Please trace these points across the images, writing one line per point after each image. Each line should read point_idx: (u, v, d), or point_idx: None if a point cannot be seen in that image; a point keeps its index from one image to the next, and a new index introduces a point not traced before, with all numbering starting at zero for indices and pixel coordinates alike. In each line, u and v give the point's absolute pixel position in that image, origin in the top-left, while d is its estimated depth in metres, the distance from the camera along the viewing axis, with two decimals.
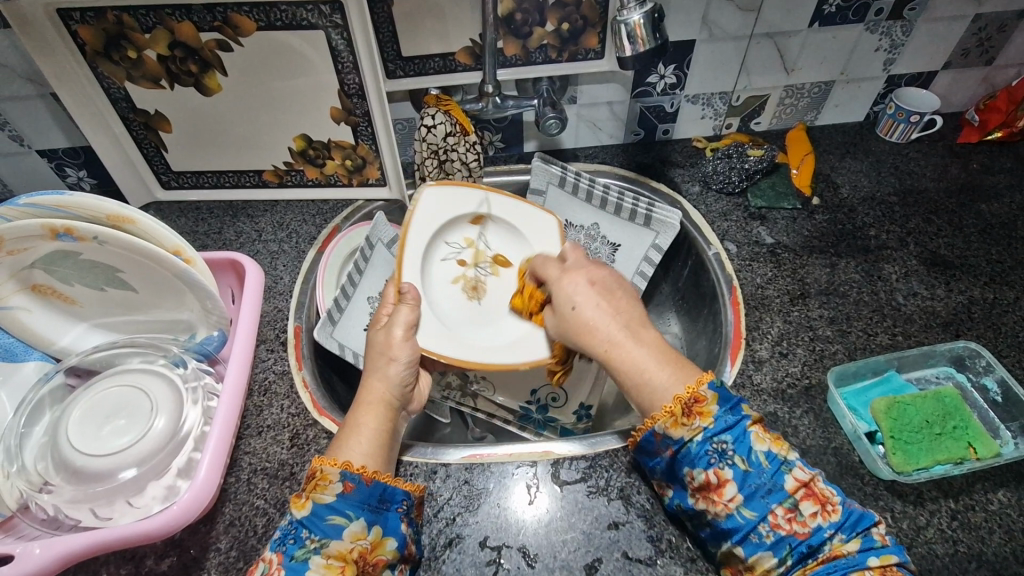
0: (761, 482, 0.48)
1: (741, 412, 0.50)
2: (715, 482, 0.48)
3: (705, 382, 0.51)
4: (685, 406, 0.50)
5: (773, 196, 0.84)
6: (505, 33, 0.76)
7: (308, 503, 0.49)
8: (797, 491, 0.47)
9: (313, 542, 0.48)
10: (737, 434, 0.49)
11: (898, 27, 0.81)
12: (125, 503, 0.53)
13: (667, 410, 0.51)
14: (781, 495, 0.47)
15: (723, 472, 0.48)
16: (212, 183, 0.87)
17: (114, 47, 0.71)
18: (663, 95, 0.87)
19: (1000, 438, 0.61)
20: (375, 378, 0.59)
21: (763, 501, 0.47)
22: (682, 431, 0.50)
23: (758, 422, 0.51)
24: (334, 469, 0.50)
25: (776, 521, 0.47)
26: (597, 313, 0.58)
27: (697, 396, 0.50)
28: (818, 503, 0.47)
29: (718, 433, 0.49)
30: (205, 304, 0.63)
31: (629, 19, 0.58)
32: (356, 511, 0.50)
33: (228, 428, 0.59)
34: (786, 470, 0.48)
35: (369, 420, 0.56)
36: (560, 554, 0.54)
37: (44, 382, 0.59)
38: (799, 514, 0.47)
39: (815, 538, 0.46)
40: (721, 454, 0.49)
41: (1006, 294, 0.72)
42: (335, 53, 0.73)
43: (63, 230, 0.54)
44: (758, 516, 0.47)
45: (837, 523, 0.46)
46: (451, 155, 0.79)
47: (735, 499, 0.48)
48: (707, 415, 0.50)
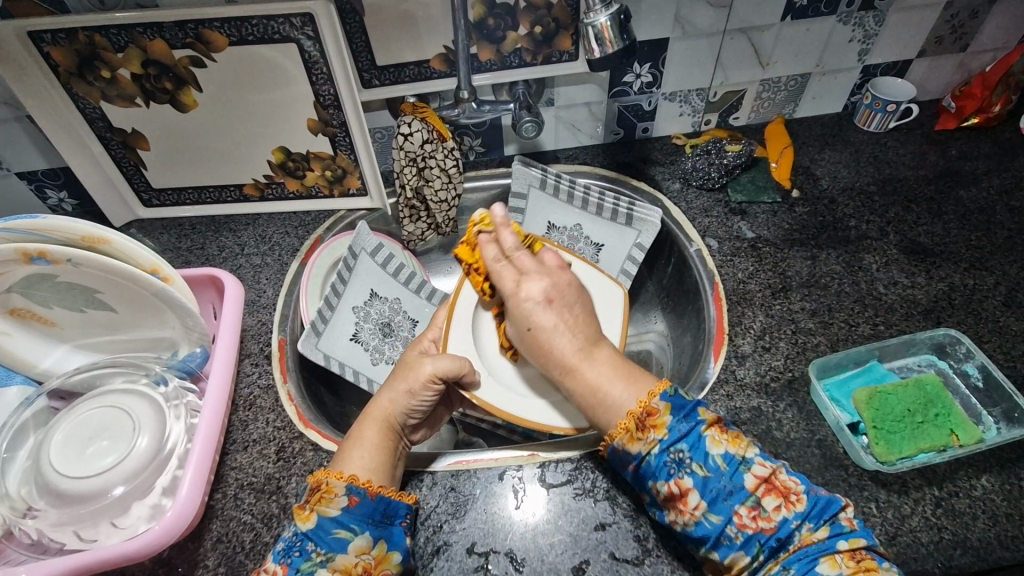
0: (721, 485, 0.48)
1: (695, 417, 0.50)
2: (678, 493, 0.48)
3: (658, 393, 0.51)
4: (639, 421, 0.50)
5: (753, 190, 0.84)
6: (479, 38, 0.77)
7: (312, 516, 0.50)
8: (757, 488, 0.48)
9: (318, 556, 0.49)
10: (692, 441, 0.49)
11: (870, 17, 0.81)
12: (110, 523, 0.53)
13: (622, 426, 0.50)
14: (742, 494, 0.48)
15: (684, 481, 0.48)
16: (194, 199, 0.87)
17: (88, 68, 0.71)
18: (641, 94, 0.87)
19: (982, 423, 0.61)
20: (386, 391, 0.58)
21: (727, 503, 0.48)
22: (638, 446, 0.50)
23: (714, 424, 0.51)
24: (340, 482, 0.51)
25: (742, 521, 0.47)
26: (553, 331, 0.54)
27: (649, 409, 0.50)
28: (780, 497, 0.47)
29: (673, 442, 0.49)
30: (186, 321, 0.63)
31: (597, 21, 0.58)
32: (361, 526, 0.50)
33: (210, 444, 0.58)
34: (744, 469, 0.48)
35: (374, 435, 0.56)
36: (547, 557, 0.55)
37: (25, 406, 0.59)
38: (762, 510, 0.47)
39: (782, 531, 0.46)
40: (680, 463, 0.49)
41: (986, 280, 0.73)
42: (309, 65, 0.74)
43: (36, 253, 0.54)
44: (724, 519, 0.47)
45: (803, 513, 0.47)
46: (429, 162, 0.79)
47: (700, 506, 0.48)
48: (660, 426, 0.50)
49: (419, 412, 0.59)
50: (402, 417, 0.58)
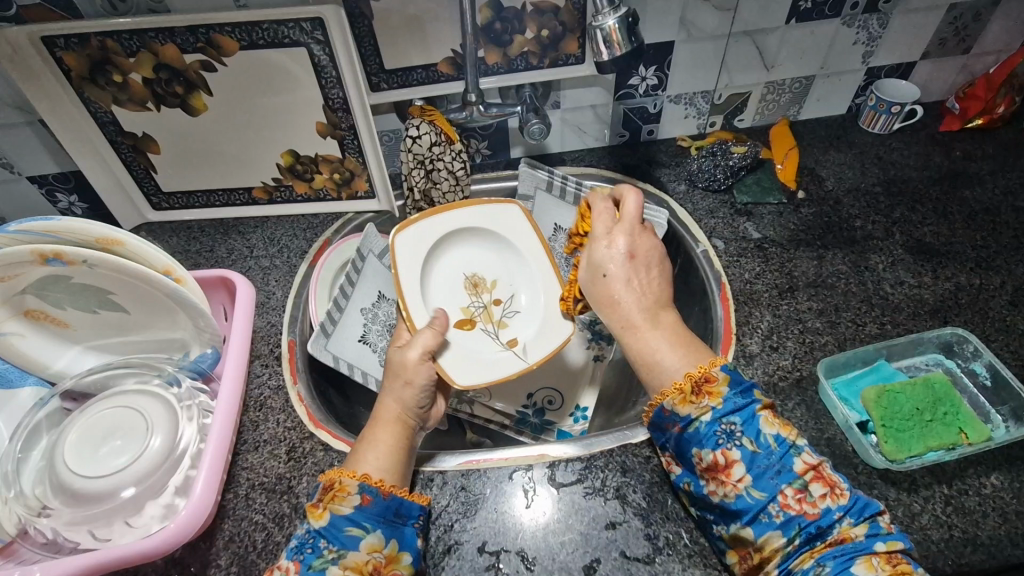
0: (769, 462, 0.49)
1: (753, 395, 0.51)
2: (723, 462, 0.49)
3: (719, 363, 0.53)
4: (695, 384, 0.52)
5: (759, 191, 0.85)
6: (486, 42, 0.77)
7: (325, 514, 0.50)
8: (806, 473, 0.48)
9: (330, 553, 0.49)
10: (746, 415, 0.50)
11: (874, 20, 0.82)
12: (123, 522, 0.54)
13: (677, 386, 0.52)
14: (790, 476, 0.48)
15: (731, 452, 0.49)
16: (203, 202, 0.88)
17: (100, 72, 0.72)
18: (646, 96, 0.88)
19: (991, 422, 0.61)
20: (389, 396, 0.60)
21: (773, 481, 0.48)
22: (690, 408, 0.51)
23: (769, 407, 0.52)
24: (353, 481, 0.52)
25: (785, 501, 0.48)
26: (628, 283, 0.58)
27: (708, 375, 0.52)
28: (827, 486, 0.48)
29: (726, 413, 0.50)
30: (197, 322, 0.64)
31: (605, 24, 0.59)
32: (374, 524, 0.51)
33: (223, 445, 0.59)
34: (795, 453, 0.49)
35: (387, 437, 0.57)
36: (558, 556, 0.55)
37: (39, 406, 0.60)
38: (808, 495, 0.48)
39: (824, 519, 0.47)
40: (730, 434, 0.50)
41: (992, 279, 0.73)
42: (318, 69, 0.74)
43: (52, 255, 0.54)
44: (767, 496, 0.48)
45: (845, 507, 0.47)
46: (437, 164, 0.79)
47: (743, 478, 0.49)
48: (716, 394, 0.51)
49: (427, 404, 0.61)
50: (411, 412, 0.59)
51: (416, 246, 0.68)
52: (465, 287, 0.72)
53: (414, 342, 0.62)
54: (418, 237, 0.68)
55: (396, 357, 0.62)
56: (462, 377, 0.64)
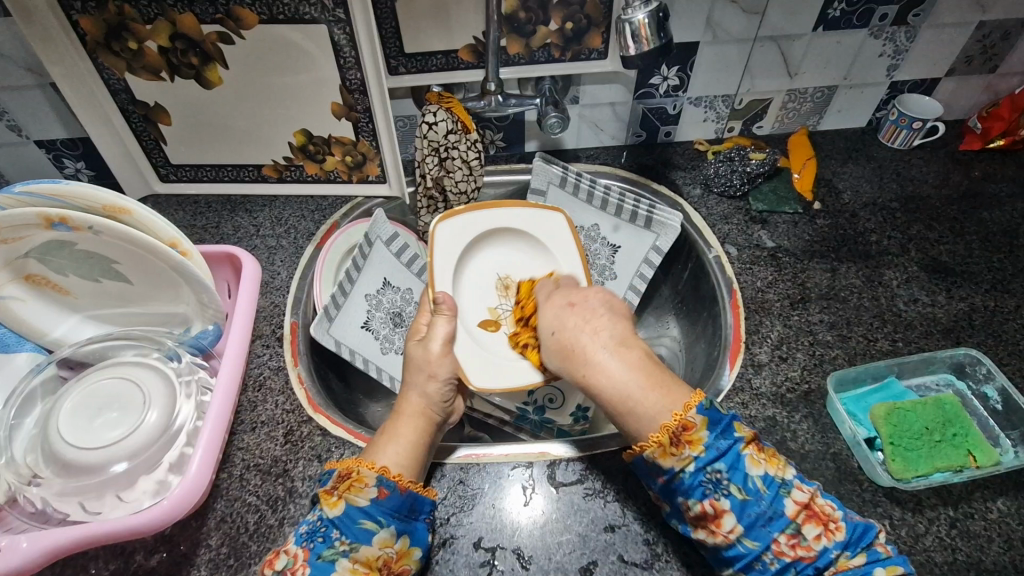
0: (759, 509, 0.47)
1: (733, 435, 0.48)
2: (712, 513, 0.47)
3: (693, 406, 0.48)
4: (672, 435, 0.48)
5: (774, 200, 0.84)
6: (508, 31, 0.76)
7: (341, 503, 0.49)
8: (798, 515, 0.47)
9: (341, 544, 0.48)
10: (730, 461, 0.47)
11: (902, 33, 0.81)
12: (115, 496, 0.53)
13: (654, 440, 0.48)
14: (782, 522, 0.46)
15: (719, 503, 0.47)
16: (211, 176, 0.87)
17: (115, 38, 0.71)
18: (666, 96, 0.86)
19: (1000, 446, 0.60)
20: (413, 389, 0.59)
21: (764, 529, 0.47)
22: (672, 462, 0.48)
23: (752, 441, 0.49)
24: (372, 473, 0.51)
25: (780, 548, 0.46)
26: (580, 329, 0.53)
27: (684, 422, 0.48)
28: (820, 524, 0.47)
29: (710, 462, 0.47)
30: (201, 298, 0.62)
31: (634, 18, 0.57)
32: (388, 519, 0.50)
33: (220, 423, 0.57)
34: (785, 493, 0.47)
35: (408, 432, 0.56)
36: (554, 556, 0.54)
37: (35, 373, 0.59)
38: (802, 538, 0.46)
39: (821, 560, 0.46)
40: (717, 484, 0.47)
41: (1007, 302, 0.72)
42: (337, 49, 0.73)
43: (58, 219, 0.53)
44: (761, 545, 0.47)
45: (842, 541, 0.46)
46: (452, 153, 0.78)
47: (734, 529, 0.47)
48: (697, 443, 0.47)
49: (449, 399, 0.60)
50: (436, 411, 0.58)
51: (454, 240, 0.67)
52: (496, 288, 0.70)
53: (432, 334, 0.61)
54: (455, 232, 0.67)
55: (415, 351, 0.61)
56: (483, 381, 0.63)
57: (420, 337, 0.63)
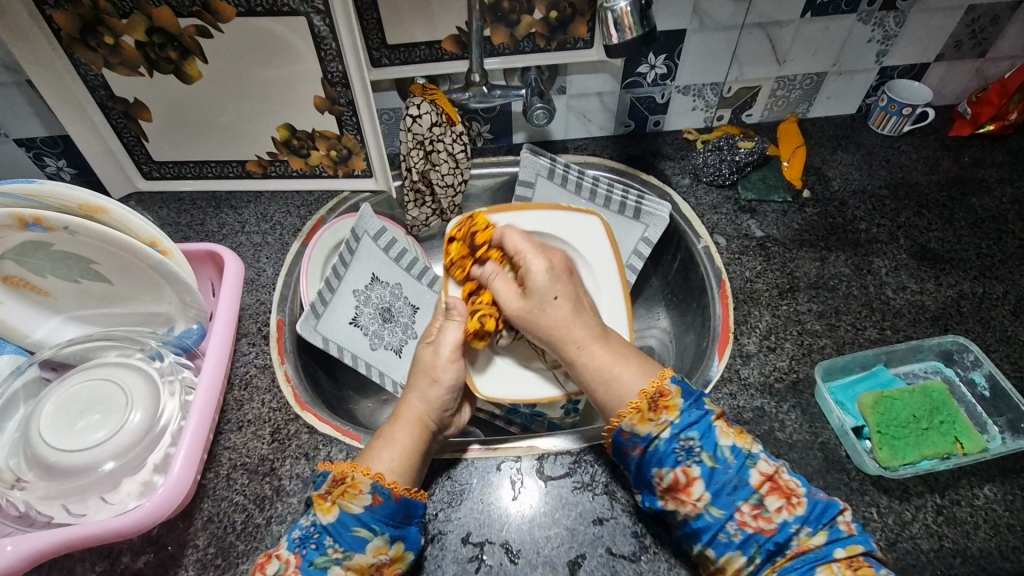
0: (726, 478, 0.48)
1: (705, 406, 0.50)
2: (683, 481, 0.48)
3: (669, 376, 0.51)
4: (651, 401, 0.50)
5: (764, 188, 0.83)
6: (492, 21, 0.75)
7: (334, 509, 0.49)
8: (762, 486, 0.47)
9: (335, 551, 0.48)
10: (702, 429, 0.49)
11: (891, 17, 0.80)
12: (99, 498, 0.52)
13: (634, 406, 0.50)
14: (748, 492, 0.47)
15: (691, 470, 0.48)
16: (195, 173, 0.86)
17: (90, 33, 0.69)
18: (654, 86, 0.86)
19: (987, 432, 0.61)
20: (414, 392, 0.58)
21: (730, 498, 0.47)
22: (649, 428, 0.49)
23: (721, 416, 0.51)
24: (366, 480, 0.50)
25: (743, 518, 0.47)
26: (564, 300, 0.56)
27: (661, 390, 0.50)
28: (783, 497, 0.47)
29: (684, 429, 0.49)
30: (183, 296, 0.62)
31: (616, 6, 0.57)
32: (382, 526, 0.50)
33: (204, 422, 0.57)
34: (751, 464, 0.48)
35: (406, 438, 0.55)
36: (543, 550, 0.54)
37: (16, 375, 0.58)
38: (765, 510, 0.47)
39: (782, 534, 0.46)
40: (689, 451, 0.48)
41: (995, 289, 0.72)
42: (318, 41, 0.72)
43: (32, 220, 0.52)
44: (726, 514, 0.47)
45: (803, 517, 0.46)
46: (437, 146, 0.76)
47: (703, 497, 0.48)
48: (672, 409, 0.50)
49: (451, 406, 0.59)
50: (434, 415, 0.57)
51: None
52: None
53: (443, 338, 0.60)
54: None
55: (426, 354, 0.60)
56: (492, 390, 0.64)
57: (431, 339, 0.61)
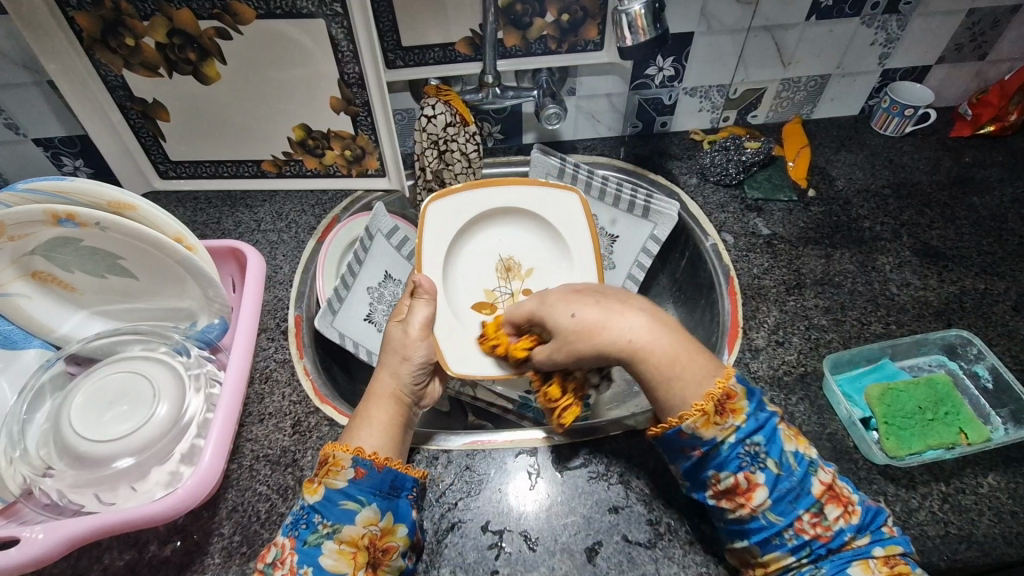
0: (790, 486, 0.48)
1: (772, 412, 0.49)
2: (744, 486, 0.48)
3: (733, 376, 0.50)
4: (718, 405, 0.49)
5: (769, 187, 0.85)
6: (505, 24, 0.77)
7: (320, 488, 0.51)
8: (823, 495, 0.48)
9: (325, 527, 0.49)
10: (769, 436, 0.48)
11: (893, 21, 0.82)
12: (128, 488, 0.54)
13: (699, 407, 0.48)
14: (808, 501, 0.48)
15: (755, 477, 0.48)
16: (211, 172, 0.87)
17: (112, 34, 0.71)
18: (662, 87, 0.87)
19: (990, 423, 0.62)
20: (386, 370, 0.60)
21: (791, 506, 0.48)
22: (714, 432, 0.48)
23: (786, 421, 0.50)
24: (345, 455, 0.52)
25: (801, 525, 0.48)
26: (599, 316, 0.55)
27: (728, 393, 0.49)
28: (841, 506, 0.48)
29: (751, 435, 0.48)
30: (207, 291, 0.63)
31: (630, 9, 0.58)
32: (368, 497, 0.51)
33: (231, 415, 0.58)
34: (813, 473, 0.48)
35: (380, 413, 0.57)
36: (561, 537, 0.55)
37: (44, 369, 0.59)
38: (824, 518, 0.47)
39: (836, 541, 0.47)
40: (754, 457, 0.48)
41: (997, 285, 0.74)
42: (335, 44, 0.73)
43: (65, 216, 0.54)
44: (784, 520, 0.48)
45: (858, 525, 0.47)
46: (450, 145, 0.78)
47: (764, 503, 0.48)
48: (739, 413, 0.49)
49: (422, 380, 0.61)
50: (406, 389, 0.59)
51: (449, 217, 0.71)
52: (498, 270, 0.75)
53: (412, 316, 0.62)
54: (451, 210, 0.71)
55: (395, 332, 0.62)
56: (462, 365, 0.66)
57: (401, 317, 0.63)
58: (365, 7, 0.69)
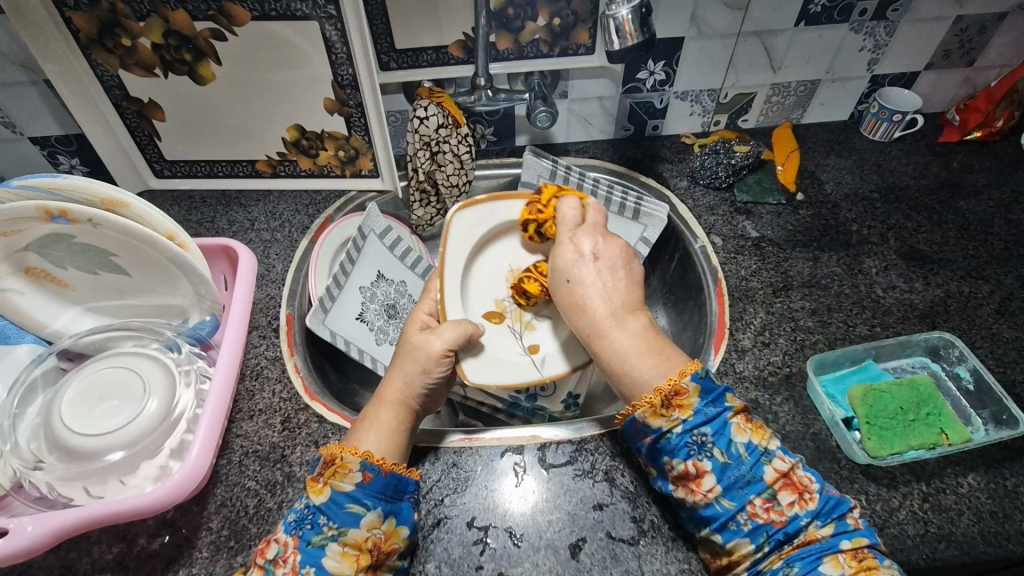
0: (739, 473, 0.49)
1: (724, 404, 0.51)
2: (693, 473, 0.50)
3: (689, 373, 0.52)
4: (664, 398, 0.52)
5: (758, 191, 0.86)
6: (498, 27, 0.78)
7: (326, 489, 0.51)
8: (776, 481, 0.49)
9: (330, 529, 0.50)
10: (717, 427, 0.50)
11: (881, 27, 0.83)
12: (117, 481, 0.54)
13: (647, 400, 0.52)
14: (760, 486, 0.49)
15: (702, 464, 0.50)
16: (206, 172, 0.88)
17: (108, 35, 0.71)
18: (653, 91, 0.88)
19: (971, 424, 0.63)
20: (397, 373, 0.60)
21: (742, 491, 0.49)
22: (661, 422, 0.51)
23: (741, 412, 0.52)
24: (356, 459, 0.52)
25: (754, 509, 0.49)
26: (592, 283, 0.59)
27: (678, 389, 0.51)
28: (795, 492, 0.49)
29: (697, 425, 0.50)
30: (199, 288, 0.64)
31: (618, 14, 0.59)
32: (374, 501, 0.51)
33: (219, 410, 0.59)
34: (766, 461, 0.50)
35: (388, 418, 0.57)
36: (545, 534, 0.56)
37: (36, 364, 0.60)
38: (777, 503, 0.49)
39: (792, 526, 0.48)
40: (701, 446, 0.50)
41: (981, 288, 0.75)
42: (329, 46, 0.74)
43: (57, 212, 0.55)
44: (737, 505, 0.49)
45: (814, 511, 0.48)
46: (443, 146, 0.79)
47: (713, 489, 0.49)
48: (686, 407, 0.51)
49: (431, 390, 0.61)
50: (415, 397, 0.59)
51: (466, 232, 0.69)
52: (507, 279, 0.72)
53: (442, 330, 0.62)
54: (475, 220, 0.70)
55: (417, 338, 0.62)
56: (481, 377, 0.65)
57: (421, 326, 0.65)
58: (359, 10, 0.70)
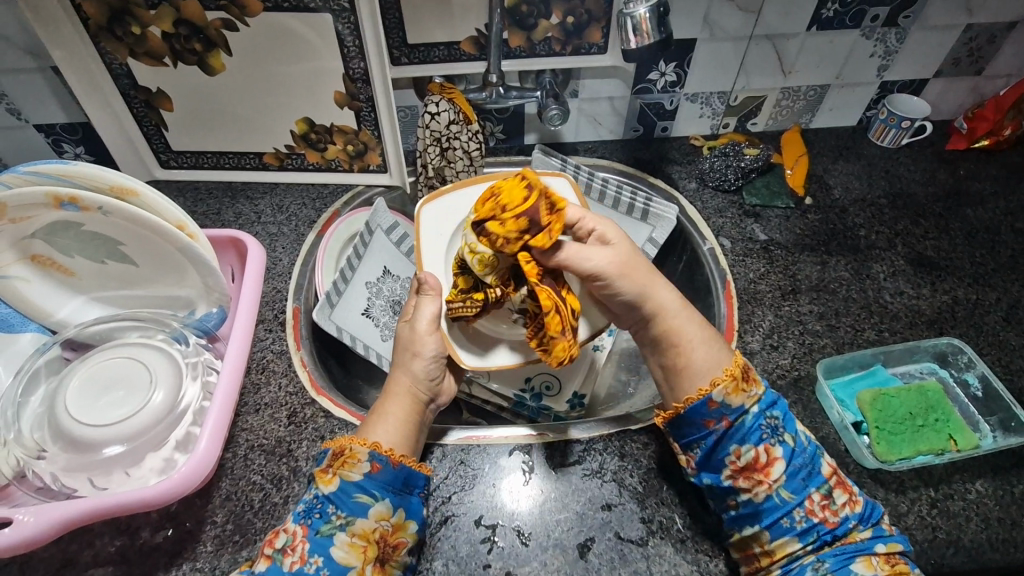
0: (803, 463, 0.51)
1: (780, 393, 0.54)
2: (763, 460, 0.51)
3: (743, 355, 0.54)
4: (741, 372, 0.53)
5: (767, 195, 0.86)
6: (510, 24, 0.78)
7: (335, 479, 0.51)
8: (831, 478, 0.51)
9: (337, 518, 0.50)
10: (784, 412, 0.53)
11: (892, 34, 0.83)
12: (122, 472, 0.54)
13: (728, 372, 0.52)
14: (819, 481, 0.51)
15: (774, 449, 0.51)
16: (212, 163, 0.87)
17: (118, 22, 0.71)
18: (663, 92, 0.88)
19: (979, 431, 0.63)
20: (399, 368, 0.58)
21: (803, 484, 0.51)
22: (741, 399, 0.52)
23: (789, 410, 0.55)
24: (365, 449, 0.52)
25: (811, 506, 0.50)
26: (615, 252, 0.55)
27: (745, 365, 0.53)
28: (846, 493, 0.51)
29: (769, 408, 0.52)
30: (207, 280, 0.63)
31: (635, 12, 0.59)
32: (382, 492, 0.51)
33: (226, 404, 0.58)
34: (822, 456, 0.52)
35: (397, 410, 0.56)
36: (553, 533, 0.56)
37: (40, 353, 0.59)
38: (832, 501, 0.50)
39: (841, 527, 0.50)
40: (773, 430, 0.52)
41: (988, 296, 0.75)
42: (340, 39, 0.74)
43: (67, 199, 0.54)
44: (796, 498, 0.50)
45: (860, 514, 0.50)
46: (453, 143, 0.78)
47: (779, 478, 0.50)
48: (760, 384, 0.53)
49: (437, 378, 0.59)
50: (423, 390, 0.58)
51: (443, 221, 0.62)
52: None
53: (419, 313, 0.58)
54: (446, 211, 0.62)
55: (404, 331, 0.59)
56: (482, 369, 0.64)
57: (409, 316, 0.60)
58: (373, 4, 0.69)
